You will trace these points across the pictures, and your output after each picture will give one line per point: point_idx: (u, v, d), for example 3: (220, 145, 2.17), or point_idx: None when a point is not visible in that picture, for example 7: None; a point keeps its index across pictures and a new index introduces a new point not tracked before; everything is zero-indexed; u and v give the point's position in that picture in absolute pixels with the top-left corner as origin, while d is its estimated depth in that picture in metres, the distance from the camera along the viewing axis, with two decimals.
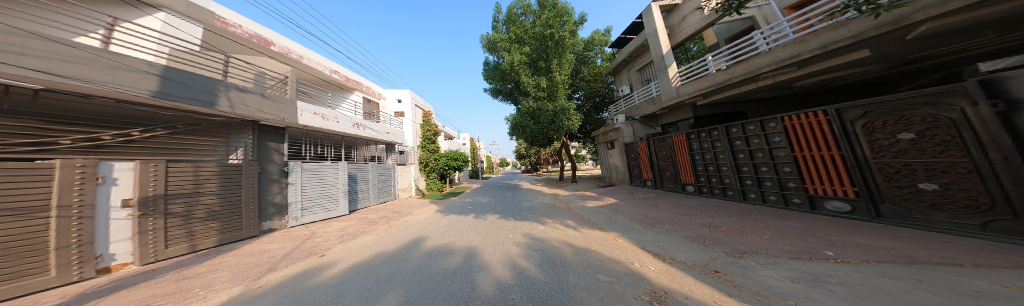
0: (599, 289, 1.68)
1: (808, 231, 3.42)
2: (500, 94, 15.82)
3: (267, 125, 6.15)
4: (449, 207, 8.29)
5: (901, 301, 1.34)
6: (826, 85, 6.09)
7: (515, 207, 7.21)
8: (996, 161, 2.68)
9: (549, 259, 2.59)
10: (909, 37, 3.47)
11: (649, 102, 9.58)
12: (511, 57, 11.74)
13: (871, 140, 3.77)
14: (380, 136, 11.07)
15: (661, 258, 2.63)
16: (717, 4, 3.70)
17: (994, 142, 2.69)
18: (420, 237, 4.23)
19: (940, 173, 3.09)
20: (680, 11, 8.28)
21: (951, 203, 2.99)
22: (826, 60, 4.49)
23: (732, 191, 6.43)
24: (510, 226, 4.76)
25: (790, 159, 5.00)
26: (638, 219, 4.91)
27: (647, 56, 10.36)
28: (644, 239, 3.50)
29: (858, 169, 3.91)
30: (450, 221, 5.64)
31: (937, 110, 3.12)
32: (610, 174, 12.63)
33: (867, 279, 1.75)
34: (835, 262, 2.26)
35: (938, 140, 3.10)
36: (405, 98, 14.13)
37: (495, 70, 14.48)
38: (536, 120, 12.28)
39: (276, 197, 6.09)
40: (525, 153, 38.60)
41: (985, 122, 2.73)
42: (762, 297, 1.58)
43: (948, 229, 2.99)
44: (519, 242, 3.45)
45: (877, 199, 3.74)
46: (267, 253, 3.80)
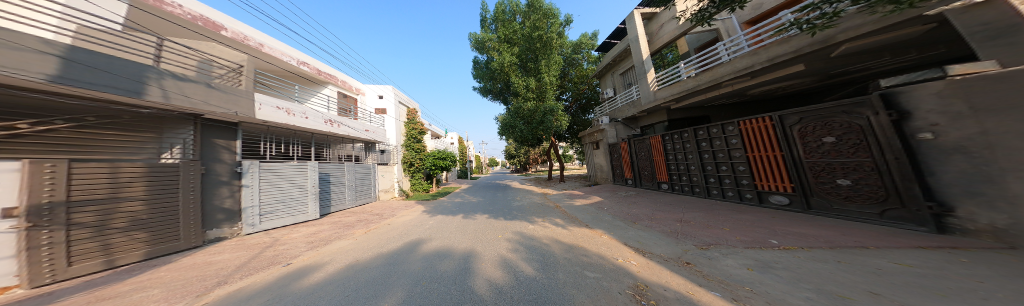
0: (588, 286, 1.75)
1: (758, 223, 3.87)
2: (489, 93, 15.68)
3: (211, 120, 5.39)
4: (434, 208, 7.93)
5: (830, 281, 1.57)
6: (773, 94, 6.91)
7: (505, 207, 7.14)
8: (890, 160, 3.28)
9: (540, 257, 2.62)
10: (833, 54, 4.10)
11: (631, 105, 10.10)
12: (501, 57, 11.84)
13: (805, 143, 4.39)
14: (356, 134, 10.28)
15: (641, 252, 2.81)
16: (690, 14, 4.00)
17: (890, 145, 3.27)
18: (406, 239, 4.03)
19: (853, 170, 3.73)
20: (658, 20, 8.87)
21: (861, 195, 3.65)
22: (771, 72, 5.13)
23: (697, 188, 7.06)
24: (500, 225, 4.71)
25: (743, 159, 5.61)
26: (621, 216, 5.17)
27: (629, 60, 10.94)
28: (627, 235, 3.70)
29: (795, 168, 4.55)
30: (438, 222, 5.44)
31: (850, 118, 3.73)
32: (596, 173, 13.16)
33: (806, 264, 2.04)
34: (779, 249, 2.59)
35: (851, 143, 3.72)
36: (387, 96, 13.48)
37: (484, 68, 14.38)
38: (526, 120, 12.31)
39: (225, 202, 5.39)
40: (515, 153, 38.67)
41: (884, 128, 3.31)
42: (726, 285, 1.78)
43: (859, 217, 3.65)
44: (510, 241, 3.43)
45: (808, 193, 4.40)
46: (215, 265, 3.35)
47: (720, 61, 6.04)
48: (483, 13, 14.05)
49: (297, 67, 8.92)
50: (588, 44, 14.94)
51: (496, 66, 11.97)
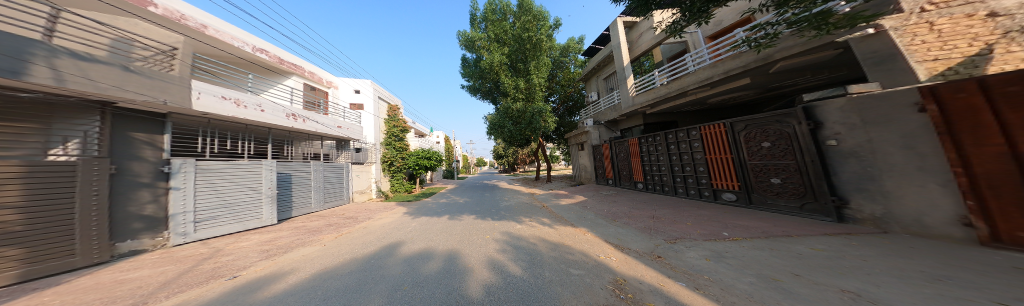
0: (573, 283, 1.80)
1: (714, 217, 4.36)
2: (478, 92, 15.38)
3: (133, 109, 4.51)
4: (416, 210, 7.51)
5: (765, 277, 1.85)
6: (728, 103, 7.81)
7: (492, 208, 7.04)
8: (810, 163, 4.00)
9: (527, 256, 2.63)
10: (772, 69, 4.76)
11: (612, 109, 10.65)
12: (490, 56, 11.79)
13: (749, 147, 5.09)
14: (326, 130, 9.34)
15: (620, 248, 2.98)
16: (664, 25, 4.34)
17: (808, 150, 4.02)
18: (386, 242, 3.78)
19: (783, 170, 4.45)
20: (638, 29, 9.51)
21: (787, 191, 4.40)
22: (725, 84, 5.80)
23: (666, 187, 7.70)
24: (488, 226, 4.64)
25: (702, 161, 6.23)
26: (603, 214, 5.42)
27: (612, 66, 11.50)
28: (608, 232, 3.89)
29: (741, 169, 5.21)
30: (421, 224, 5.18)
31: (781, 126, 4.44)
32: (581, 173, 13.67)
33: (753, 255, 2.34)
34: (729, 240, 2.94)
35: (782, 148, 4.43)
36: (365, 90, 12.52)
37: (473, 67, 14.19)
38: (514, 121, 12.29)
39: (146, 208, 4.47)
40: (503, 153, 38.52)
41: (805, 136, 4.05)
42: (689, 275, 1.98)
43: (784, 210, 4.44)
44: (498, 242, 3.40)
45: (750, 190, 5.11)
46: (134, 281, 2.80)
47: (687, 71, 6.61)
48: (472, 10, 13.83)
49: (252, 54, 7.90)
50: (575, 48, 15.38)
51: (485, 65, 11.90)
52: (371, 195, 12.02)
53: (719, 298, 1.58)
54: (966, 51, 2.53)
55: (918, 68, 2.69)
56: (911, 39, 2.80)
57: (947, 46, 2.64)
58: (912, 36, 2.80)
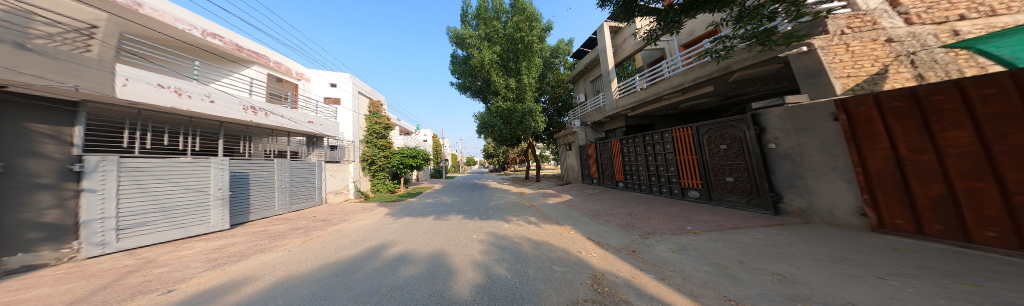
0: (556, 280, 1.85)
1: (682, 213, 4.76)
2: (468, 91, 15.12)
3: (16, 93, 3.59)
4: (399, 211, 7.09)
5: (717, 267, 2.07)
6: (697, 108, 8.51)
7: (481, 207, 6.91)
8: (755, 163, 4.54)
9: (512, 256, 2.64)
10: (731, 78, 5.31)
11: (597, 111, 11.03)
12: (481, 54, 11.69)
13: (710, 149, 5.61)
14: (296, 126, 8.54)
15: (600, 245, 3.12)
16: (643, 33, 4.57)
17: (754, 152, 4.54)
18: (364, 245, 3.55)
19: (735, 170, 4.99)
20: (622, 35, 10.05)
21: (738, 188, 4.94)
22: (694, 90, 6.34)
23: (643, 186, 8.20)
24: (475, 225, 4.57)
25: (672, 161, 6.76)
26: (587, 212, 5.62)
27: (598, 69, 11.94)
28: (590, 229, 4.05)
29: (704, 168, 5.74)
30: (405, 225, 4.93)
31: (734, 131, 4.96)
32: (568, 173, 14.01)
33: (711, 246, 2.64)
34: (691, 234, 3.26)
35: (735, 150, 4.95)
36: (342, 84, 11.63)
37: (463, 64, 13.92)
38: (505, 120, 12.17)
39: (49, 215, 3.70)
40: (493, 152, 38.05)
41: (751, 139, 4.57)
42: (658, 267, 2.17)
43: (737, 205, 4.97)
44: (482, 242, 3.35)
45: (710, 188, 5.65)
46: (33, 301, 2.33)
47: (663, 77, 7.09)
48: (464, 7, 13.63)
49: (204, 40, 6.89)
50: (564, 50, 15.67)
51: (476, 63, 11.80)
52: (349, 196, 11.24)
53: (683, 288, 1.75)
54: (870, 71, 3.53)
55: (836, 83, 3.55)
56: (834, 58, 3.65)
57: (856, 65, 3.59)
58: (835, 55, 3.66)
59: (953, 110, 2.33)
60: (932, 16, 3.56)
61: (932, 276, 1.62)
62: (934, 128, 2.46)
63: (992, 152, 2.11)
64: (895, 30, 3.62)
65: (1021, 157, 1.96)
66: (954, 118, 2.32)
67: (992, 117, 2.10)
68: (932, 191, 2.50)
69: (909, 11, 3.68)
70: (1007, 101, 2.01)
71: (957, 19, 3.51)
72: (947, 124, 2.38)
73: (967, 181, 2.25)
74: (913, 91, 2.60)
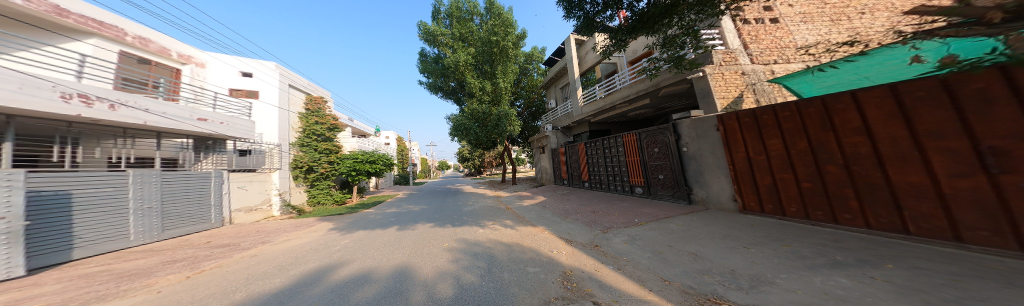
0: (529, 281, 1.87)
1: (632, 207, 5.45)
2: (438, 91, 14.29)
3: None
4: (355, 225, 6.05)
5: (657, 253, 2.44)
6: (641, 116, 9.92)
7: (453, 213, 6.48)
8: (676, 163, 5.52)
9: (486, 261, 2.56)
10: (659, 93, 6.42)
11: (566, 116, 11.72)
12: (455, 55, 11.22)
13: (647, 151, 6.56)
14: (168, 125, 6.20)
15: (569, 242, 3.31)
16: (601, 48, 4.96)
17: (675, 154, 5.52)
18: (303, 268, 2.93)
19: (664, 169, 5.97)
20: (584, 48, 11.19)
21: (667, 184, 5.93)
22: (636, 102, 7.41)
23: (603, 184, 9.07)
24: (446, 233, 4.27)
25: (623, 162, 7.68)
26: (558, 212, 5.88)
27: (566, 78, 12.81)
28: (561, 228, 4.24)
29: (644, 168, 6.68)
30: (362, 240, 4.25)
31: (662, 136, 5.94)
32: (542, 175, 14.41)
33: (652, 235, 3.10)
34: (639, 225, 3.75)
35: (664, 152, 5.93)
36: (258, 75, 9.82)
37: (434, 63, 13.16)
38: (480, 123, 11.75)
39: None
40: (467, 156, 36.37)
41: (674, 144, 5.54)
42: (614, 258, 2.42)
43: (667, 198, 5.95)
44: (452, 250, 3.15)
45: (649, 184, 6.62)
46: None
47: (615, 88, 8.07)
48: (435, 4, 13.08)
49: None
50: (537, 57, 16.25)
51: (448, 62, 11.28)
52: (272, 212, 8.98)
53: (633, 274, 2.00)
54: (732, 94, 4.89)
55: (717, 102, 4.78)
56: (716, 82, 4.87)
57: (727, 89, 4.86)
58: (717, 81, 4.87)
59: (772, 125, 3.60)
60: (763, 58, 5.28)
61: (775, 243, 2.29)
62: (764, 137, 3.74)
63: (791, 154, 3.39)
64: (746, 65, 5.14)
65: (804, 156, 3.24)
66: (773, 131, 3.59)
67: (789, 131, 3.38)
68: (764, 180, 3.78)
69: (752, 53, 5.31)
70: (796, 121, 3.28)
71: (774, 62, 5.28)
72: (769, 134, 3.66)
73: (781, 173, 3.53)
74: (753, 112, 3.87)
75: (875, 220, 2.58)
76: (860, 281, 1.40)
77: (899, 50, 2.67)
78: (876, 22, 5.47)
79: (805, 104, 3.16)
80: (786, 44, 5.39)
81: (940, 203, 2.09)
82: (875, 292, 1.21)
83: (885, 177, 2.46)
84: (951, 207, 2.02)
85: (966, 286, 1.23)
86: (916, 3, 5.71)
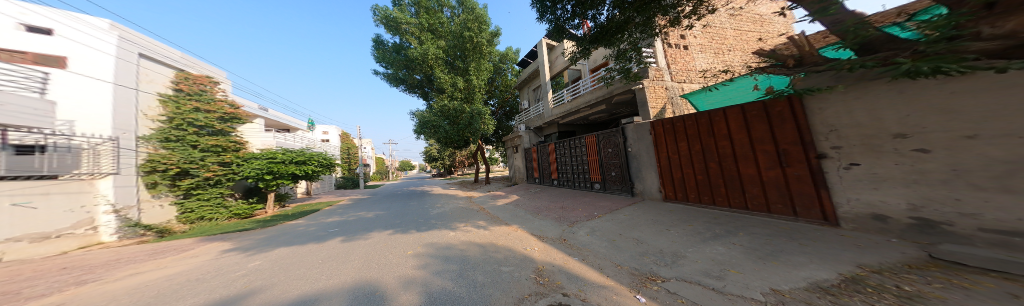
0: (504, 281, 1.89)
1: (594, 201, 5.95)
2: (403, 84, 13.16)
3: None
4: (286, 239, 4.94)
5: (613, 247, 2.76)
6: (603, 120, 10.88)
7: (418, 218, 5.94)
8: (625, 162, 6.22)
9: (458, 264, 2.45)
10: (614, 100, 7.17)
11: (538, 117, 12.02)
12: (424, 47, 10.41)
13: (603, 151, 7.21)
14: None
15: (540, 239, 3.42)
16: (571, 54, 5.30)
17: (624, 154, 6.23)
18: (218, 293, 2.32)
19: (615, 167, 6.65)
20: (555, 52, 11.76)
21: (617, 180, 6.64)
22: (596, 107, 8.11)
23: (567, 181, 9.60)
24: (411, 239, 3.93)
25: (585, 160, 8.27)
26: (530, 210, 6.01)
27: (538, 80, 13.21)
28: (534, 225, 4.35)
29: (601, 166, 7.33)
30: (286, 260, 3.39)
31: (614, 138, 6.61)
32: (516, 174, 14.42)
33: (609, 229, 3.47)
34: (600, 218, 4.13)
35: (615, 152, 6.60)
36: (65, 33, 5.58)
37: (398, 54, 12.04)
38: (450, 120, 11.04)
39: None
40: (436, 155, 34.06)
41: (624, 145, 6.22)
42: (580, 252, 2.65)
43: (616, 192, 6.67)
44: (420, 256, 2.92)
45: (604, 181, 7.26)
46: None
47: (580, 93, 8.68)
48: None
49: None
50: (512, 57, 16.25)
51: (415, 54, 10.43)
52: (98, 239, 5.39)
53: (595, 265, 2.24)
54: (658, 105, 6.14)
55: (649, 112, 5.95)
56: (652, 95, 5.98)
57: (656, 101, 6.07)
58: (652, 94, 5.99)
59: (681, 131, 4.75)
60: (682, 77, 6.65)
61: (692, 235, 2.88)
62: (675, 140, 4.91)
63: (689, 154, 4.62)
64: (670, 83, 6.44)
65: (696, 155, 4.50)
66: (680, 136, 4.78)
67: (690, 136, 4.60)
68: (674, 174, 4.95)
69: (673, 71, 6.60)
70: (696, 129, 4.49)
71: (687, 81, 6.74)
72: (678, 138, 4.84)
73: (684, 168, 4.72)
74: (670, 120, 5.01)
75: (731, 200, 3.95)
76: (734, 268, 1.96)
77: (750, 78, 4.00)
78: (737, 58, 7.39)
79: (702, 116, 4.38)
80: (695, 67, 6.91)
81: (761, 186, 3.53)
82: (740, 280, 1.77)
83: (737, 171, 3.85)
84: (765, 188, 3.47)
85: (800, 268, 1.81)
86: (756, 46, 7.54)
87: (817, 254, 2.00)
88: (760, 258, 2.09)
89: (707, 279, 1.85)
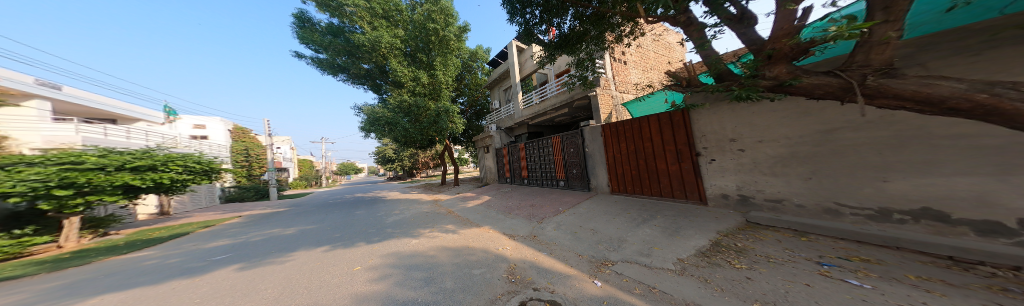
0: (473, 284, 1.85)
1: (560, 198, 6.31)
2: (355, 75, 11.68)
3: None
4: (153, 268, 3.43)
5: (575, 239, 3.04)
6: (569, 122, 11.57)
7: (368, 228, 5.13)
8: (584, 161, 6.75)
9: (425, 272, 2.28)
10: (576, 104, 7.73)
11: (509, 117, 12.09)
12: (381, 35, 9.36)
13: (564, 150, 7.68)
14: None
15: (511, 237, 3.44)
16: (540, 57, 5.43)
17: (583, 153, 6.76)
18: None
19: (574, 165, 7.19)
20: (524, 55, 12.02)
21: (577, 177, 7.16)
22: (561, 110, 8.62)
23: (535, 180, 9.88)
24: (368, 250, 3.49)
25: (549, 159, 8.64)
26: (501, 210, 6.03)
27: (509, 81, 13.38)
28: (505, 225, 4.38)
29: (562, 164, 7.75)
30: (166, 291, 2.45)
31: (574, 138, 7.12)
32: (487, 175, 14.19)
33: (571, 222, 3.80)
34: (564, 213, 4.41)
35: (575, 152, 7.12)
36: None
37: (346, 41, 10.57)
38: (411, 117, 10.30)
39: None
40: (397, 156, 30.98)
41: (583, 145, 6.75)
42: (548, 246, 2.81)
43: (576, 188, 7.19)
44: (379, 267, 2.63)
45: (565, 177, 7.74)
46: None
47: (547, 96, 9.08)
48: None
49: None
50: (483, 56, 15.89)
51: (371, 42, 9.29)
52: None
53: (561, 257, 2.40)
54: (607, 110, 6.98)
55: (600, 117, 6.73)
56: (601, 102, 6.81)
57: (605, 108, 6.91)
58: (602, 102, 6.82)
59: (623, 134, 5.55)
60: (627, 88, 7.68)
61: (632, 224, 3.43)
62: (618, 142, 5.71)
63: (628, 153, 5.47)
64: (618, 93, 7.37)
65: (632, 155, 5.37)
66: (621, 138, 5.60)
67: (628, 138, 5.42)
68: (619, 170, 5.72)
69: (620, 82, 7.55)
70: (633, 132, 5.30)
71: (631, 91, 7.78)
72: (620, 140, 5.65)
73: (625, 165, 5.56)
74: (612, 125, 5.81)
75: (656, 189, 4.94)
76: (655, 245, 2.71)
77: (660, 95, 5.20)
78: (659, 75, 8.81)
79: (634, 122, 5.25)
80: (634, 80, 8.04)
81: (672, 177, 4.61)
82: (655, 250, 2.57)
83: (660, 166, 4.82)
84: (677, 178, 4.52)
85: (704, 250, 2.46)
86: (670, 67, 9.08)
87: (711, 235, 2.84)
88: (673, 233, 3.00)
89: (641, 257, 2.42)
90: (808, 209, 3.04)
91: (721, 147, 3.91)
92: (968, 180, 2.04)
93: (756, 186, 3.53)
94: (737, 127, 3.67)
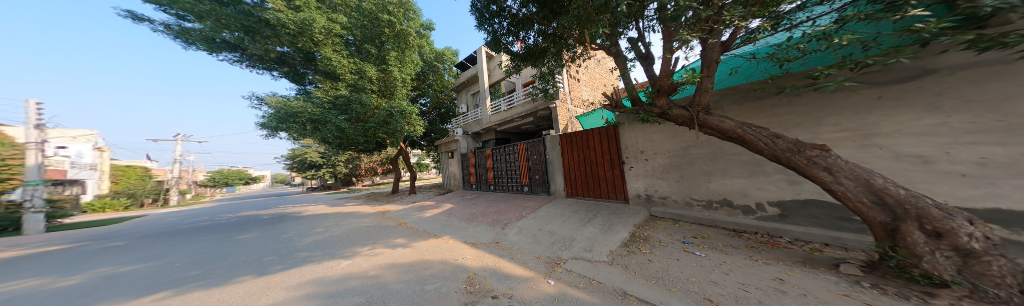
0: (426, 301, 1.69)
1: (523, 203, 6.46)
2: (277, 61, 9.47)
3: None
4: None
5: (531, 241, 3.15)
6: (531, 130, 12.09)
7: (270, 256, 3.93)
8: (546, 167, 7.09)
9: (367, 297, 1.95)
10: (537, 113, 8.16)
11: (476, 122, 11.82)
12: (316, 18, 7.92)
13: (529, 157, 7.93)
14: None
15: (473, 246, 3.29)
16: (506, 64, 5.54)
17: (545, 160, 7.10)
18: None
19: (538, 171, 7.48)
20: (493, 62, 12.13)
21: (540, 182, 7.46)
22: (524, 118, 8.95)
23: (501, 185, 9.81)
24: (288, 279, 2.76)
25: (515, 165, 8.77)
26: (464, 217, 5.76)
27: (478, 86, 13.29)
28: (467, 233, 4.20)
29: (528, 170, 7.96)
30: None
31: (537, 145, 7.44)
32: (450, 181, 13.35)
33: (532, 226, 3.91)
34: (526, 217, 4.53)
35: (538, 158, 7.42)
36: None
37: (260, 17, 8.42)
38: (349, 115, 8.92)
39: None
40: (336, 160, 25.95)
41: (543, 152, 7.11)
42: (509, 251, 2.81)
43: (540, 193, 7.46)
44: (305, 299, 2.10)
45: (529, 183, 7.97)
46: None
47: (513, 104, 9.33)
48: None
49: None
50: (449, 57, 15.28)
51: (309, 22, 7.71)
52: None
53: (520, 261, 2.42)
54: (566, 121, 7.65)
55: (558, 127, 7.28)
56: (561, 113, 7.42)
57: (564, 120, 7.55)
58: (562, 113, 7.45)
59: (575, 143, 6.09)
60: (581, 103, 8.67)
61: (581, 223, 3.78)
62: (571, 150, 6.24)
63: (580, 161, 6.00)
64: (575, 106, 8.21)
65: (581, 162, 5.94)
66: (574, 147, 6.13)
67: (580, 147, 5.97)
68: (573, 175, 6.20)
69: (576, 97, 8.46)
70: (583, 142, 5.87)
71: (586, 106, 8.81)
72: (573, 149, 6.16)
73: (577, 171, 6.08)
74: (568, 135, 6.31)
75: (602, 192, 5.53)
76: (596, 240, 3.05)
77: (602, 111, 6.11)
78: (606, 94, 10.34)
79: (585, 133, 5.82)
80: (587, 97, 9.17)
81: (611, 181, 5.27)
82: (593, 245, 2.89)
83: (604, 172, 5.44)
84: (615, 182, 5.19)
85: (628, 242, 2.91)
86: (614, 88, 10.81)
87: (631, 229, 3.40)
88: (607, 231, 3.39)
89: (584, 252, 2.67)
90: (677, 203, 4.20)
91: (635, 157, 4.81)
92: (736, 181, 3.56)
93: (652, 187, 4.55)
94: (645, 142, 4.60)
